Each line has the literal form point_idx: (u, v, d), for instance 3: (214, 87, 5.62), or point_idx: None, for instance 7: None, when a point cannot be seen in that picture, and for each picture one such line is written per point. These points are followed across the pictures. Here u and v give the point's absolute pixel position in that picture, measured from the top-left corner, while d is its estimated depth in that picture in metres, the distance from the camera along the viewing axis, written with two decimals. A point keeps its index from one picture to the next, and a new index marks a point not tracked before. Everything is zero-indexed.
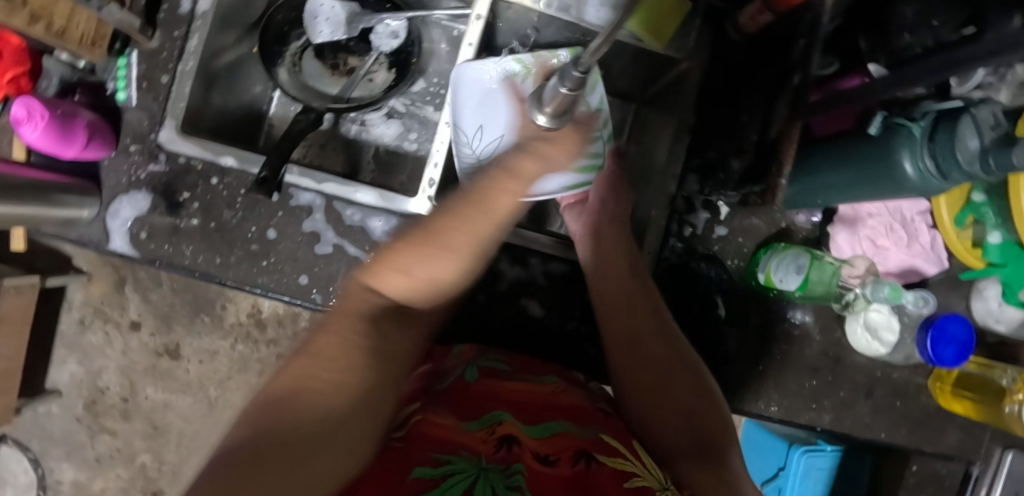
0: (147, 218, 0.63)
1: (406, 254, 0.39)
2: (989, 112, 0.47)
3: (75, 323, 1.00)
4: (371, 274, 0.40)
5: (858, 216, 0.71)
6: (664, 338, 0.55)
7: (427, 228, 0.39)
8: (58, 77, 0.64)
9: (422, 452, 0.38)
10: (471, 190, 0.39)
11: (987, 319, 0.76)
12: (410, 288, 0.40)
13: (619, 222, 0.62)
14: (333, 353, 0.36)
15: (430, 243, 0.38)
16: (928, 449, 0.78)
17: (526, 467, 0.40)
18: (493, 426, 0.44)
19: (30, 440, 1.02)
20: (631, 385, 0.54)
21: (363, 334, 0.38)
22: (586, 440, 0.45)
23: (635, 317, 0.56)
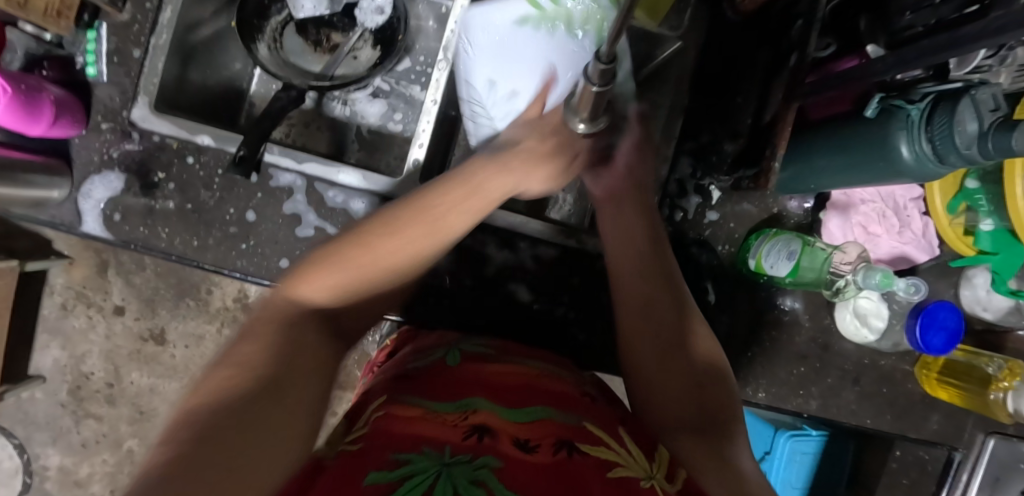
0: (121, 199, 0.60)
1: (336, 265, 0.41)
2: (989, 94, 0.45)
3: (58, 308, 0.98)
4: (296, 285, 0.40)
5: (851, 202, 0.71)
6: (678, 306, 0.52)
7: (358, 236, 0.42)
8: (22, 51, 0.61)
9: (379, 452, 0.38)
10: (414, 202, 0.44)
11: (975, 306, 0.75)
12: (336, 294, 0.41)
13: (645, 192, 0.54)
14: (258, 357, 0.36)
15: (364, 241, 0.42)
16: (912, 435, 0.78)
17: (504, 459, 0.39)
18: (467, 414, 0.43)
19: (14, 426, 1.00)
20: (637, 350, 0.52)
21: (287, 338, 0.38)
22: (567, 427, 0.44)
23: (645, 279, 0.52)
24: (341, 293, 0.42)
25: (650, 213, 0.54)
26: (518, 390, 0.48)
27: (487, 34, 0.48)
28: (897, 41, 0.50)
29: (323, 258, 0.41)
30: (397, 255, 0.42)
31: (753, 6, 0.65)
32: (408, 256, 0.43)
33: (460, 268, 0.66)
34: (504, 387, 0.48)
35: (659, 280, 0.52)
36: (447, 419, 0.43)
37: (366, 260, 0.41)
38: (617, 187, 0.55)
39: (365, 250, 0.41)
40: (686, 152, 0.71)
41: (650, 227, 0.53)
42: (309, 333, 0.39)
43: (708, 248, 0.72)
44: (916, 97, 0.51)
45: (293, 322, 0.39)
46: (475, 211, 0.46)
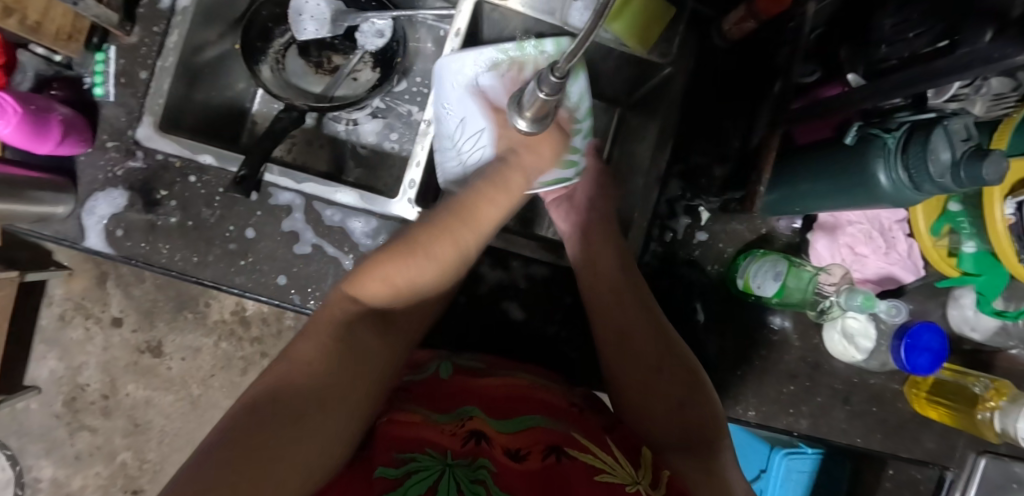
0: (123, 216, 0.62)
1: (389, 265, 0.47)
2: (962, 124, 0.48)
3: (56, 319, 0.99)
4: (353, 282, 0.47)
5: (839, 223, 0.72)
6: (653, 331, 0.56)
7: (410, 241, 0.48)
8: (33, 72, 0.63)
9: (386, 452, 0.41)
10: (458, 207, 0.51)
11: (962, 325, 0.77)
12: (389, 291, 0.47)
13: (608, 224, 0.63)
14: (308, 356, 0.41)
15: (410, 251, 0.47)
16: (903, 454, 0.78)
17: (497, 464, 0.42)
18: (463, 420, 0.46)
19: (7, 437, 1.01)
20: (621, 377, 0.55)
21: (344, 337, 0.44)
22: (556, 434, 0.46)
23: (627, 310, 0.57)
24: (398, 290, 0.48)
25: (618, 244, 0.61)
26: (506, 399, 0.50)
27: (458, 77, 0.59)
28: (876, 72, 0.51)
29: (380, 262, 0.47)
30: (434, 262, 0.48)
31: (740, 35, 0.68)
32: (456, 255, 0.49)
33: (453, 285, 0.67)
34: (493, 396, 0.50)
35: (638, 312, 0.57)
36: (445, 427, 0.45)
37: (412, 271, 0.47)
38: (587, 221, 0.63)
39: (418, 257, 0.48)
40: (676, 173, 0.74)
41: (623, 262, 0.60)
42: (358, 330, 0.45)
43: (697, 268, 0.74)
44: (892, 126, 0.53)
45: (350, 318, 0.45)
46: (510, 207, 0.54)
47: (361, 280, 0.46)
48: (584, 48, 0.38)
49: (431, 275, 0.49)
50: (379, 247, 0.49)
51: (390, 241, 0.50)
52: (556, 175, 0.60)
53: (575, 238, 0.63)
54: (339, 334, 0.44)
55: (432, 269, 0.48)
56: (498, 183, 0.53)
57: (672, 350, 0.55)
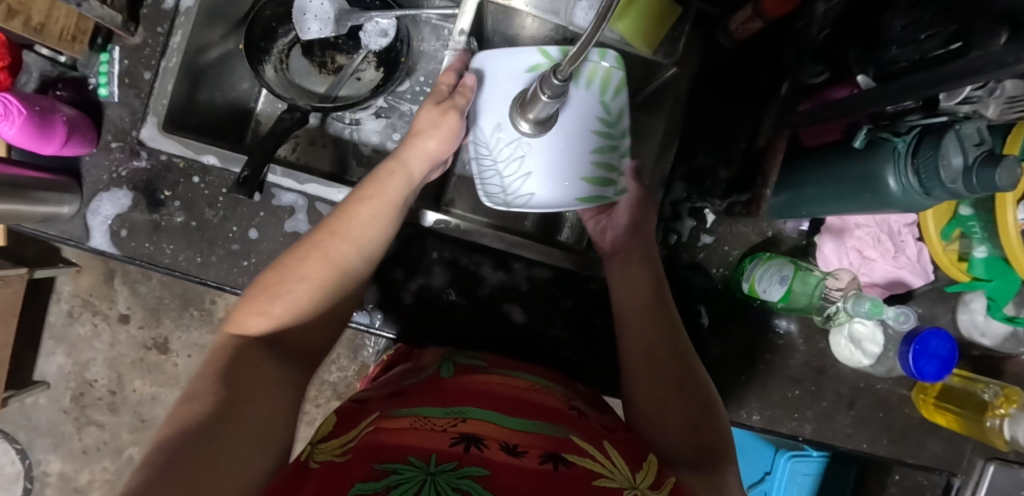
0: (128, 216, 0.62)
1: (259, 299, 0.48)
2: (975, 128, 0.46)
3: (64, 315, 1.00)
4: (236, 322, 0.47)
5: (846, 226, 0.71)
6: (675, 353, 0.57)
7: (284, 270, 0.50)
8: (38, 73, 0.63)
9: (363, 464, 0.39)
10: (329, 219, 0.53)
11: (972, 331, 0.76)
12: (273, 319, 0.48)
13: (648, 252, 0.63)
14: (208, 388, 0.40)
15: (288, 275, 0.50)
16: (910, 461, 0.77)
17: (490, 467, 0.40)
18: (456, 421, 0.45)
19: (17, 431, 1.02)
20: (643, 392, 0.56)
21: (237, 362, 0.43)
22: (553, 439, 0.44)
23: (649, 330, 0.58)
24: (281, 320, 0.48)
25: (649, 266, 0.62)
26: (503, 402, 0.49)
27: (501, 81, 0.60)
28: (886, 74, 0.50)
29: (256, 299, 0.48)
30: (305, 285, 0.50)
31: (747, 34, 0.66)
32: (325, 272, 0.51)
33: (455, 287, 0.67)
34: (492, 396, 0.50)
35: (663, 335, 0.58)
36: (436, 424, 0.44)
37: (291, 295, 0.49)
38: (625, 241, 0.64)
39: (291, 279, 0.50)
40: (680, 176, 0.72)
41: (653, 281, 0.61)
42: (255, 356, 0.44)
43: (701, 271, 0.73)
44: (902, 129, 0.52)
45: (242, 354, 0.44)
46: (397, 209, 0.56)
47: (243, 317, 0.47)
48: (586, 50, 0.38)
49: (311, 295, 0.50)
50: (257, 285, 0.50)
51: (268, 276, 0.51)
52: (594, 191, 0.62)
53: (616, 258, 0.64)
54: (241, 362, 0.43)
55: (311, 281, 0.50)
56: (375, 186, 0.55)
57: (693, 372, 0.56)
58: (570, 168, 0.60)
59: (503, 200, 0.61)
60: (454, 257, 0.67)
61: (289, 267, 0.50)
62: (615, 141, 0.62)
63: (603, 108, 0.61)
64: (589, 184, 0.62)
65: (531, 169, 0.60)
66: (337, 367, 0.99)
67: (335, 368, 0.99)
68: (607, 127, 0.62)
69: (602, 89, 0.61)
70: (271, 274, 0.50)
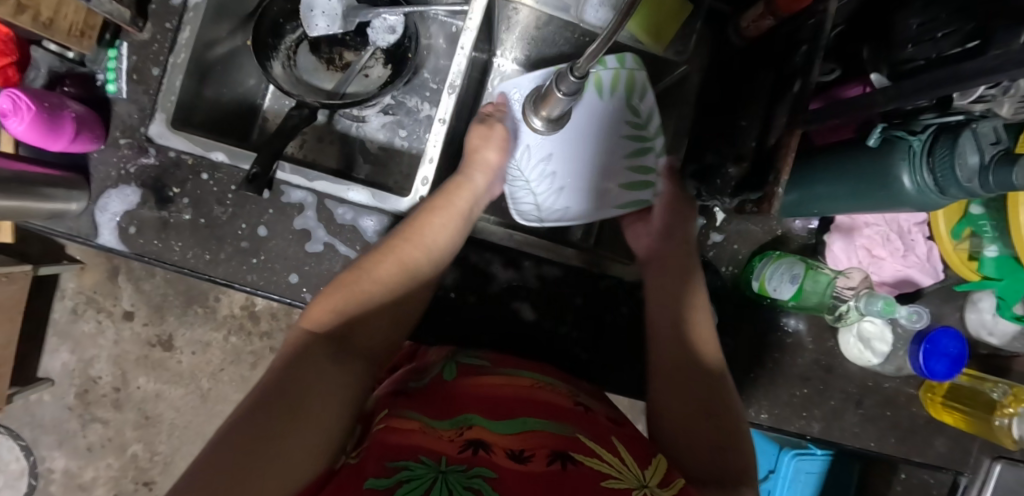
0: (136, 213, 0.62)
1: (334, 295, 0.53)
2: (991, 127, 0.47)
3: (68, 312, 0.99)
4: (311, 314, 0.51)
5: (855, 225, 0.71)
6: (704, 370, 0.58)
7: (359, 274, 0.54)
8: (46, 68, 0.63)
9: (376, 461, 0.39)
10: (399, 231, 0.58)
11: (980, 330, 0.75)
12: (345, 314, 0.52)
13: (683, 258, 0.65)
14: (284, 374, 0.44)
15: (363, 276, 0.54)
16: (918, 460, 0.77)
17: (497, 469, 0.40)
18: (462, 429, 0.45)
19: (21, 428, 1.02)
20: (668, 407, 0.57)
21: (315, 349, 0.47)
22: (559, 439, 0.44)
23: (679, 344, 0.60)
24: (353, 318, 0.52)
25: (688, 278, 0.64)
26: (509, 402, 0.49)
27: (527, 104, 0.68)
28: (901, 73, 0.50)
29: (332, 296, 0.53)
30: (379, 288, 0.55)
31: (757, 33, 0.67)
32: (394, 278, 0.56)
33: (464, 285, 0.67)
34: (494, 398, 0.49)
35: (691, 348, 0.59)
36: (444, 434, 0.44)
37: (366, 293, 0.54)
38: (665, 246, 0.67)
39: (364, 282, 0.54)
40: (689, 174, 0.72)
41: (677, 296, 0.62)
42: (329, 349, 0.48)
43: (710, 269, 0.73)
44: (917, 128, 0.51)
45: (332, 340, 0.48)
46: (457, 225, 0.60)
47: (318, 310, 0.51)
48: (604, 47, 0.38)
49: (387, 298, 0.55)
50: (333, 284, 0.54)
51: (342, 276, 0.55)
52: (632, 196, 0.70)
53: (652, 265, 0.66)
54: (315, 350, 0.47)
55: (382, 286, 0.55)
56: (438, 204, 0.59)
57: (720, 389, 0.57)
58: (602, 178, 0.69)
59: (538, 216, 0.70)
60: (464, 255, 0.67)
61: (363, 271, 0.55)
62: (647, 143, 0.70)
63: (632, 112, 0.69)
64: (625, 188, 0.70)
65: (563, 183, 0.69)
66: None
67: None
68: (636, 131, 0.70)
69: (625, 93, 0.68)
70: (346, 275, 0.54)
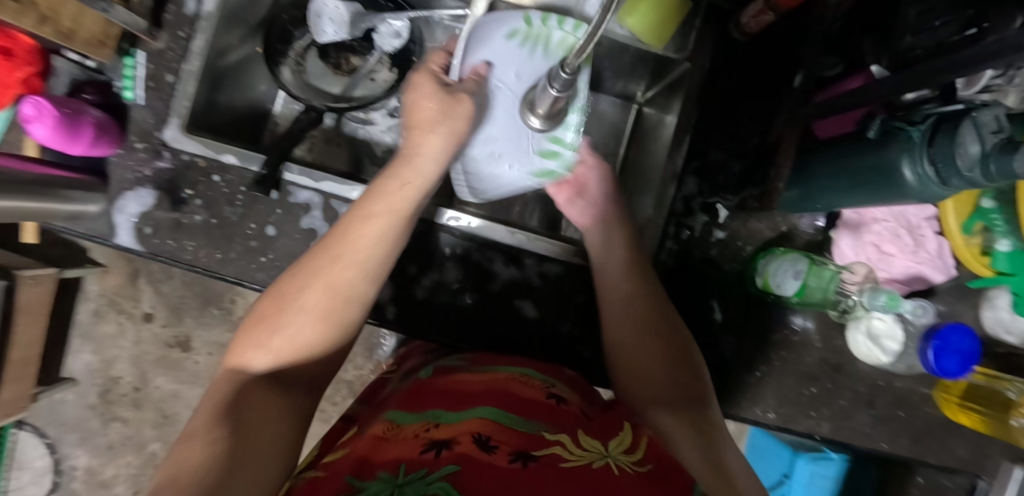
0: (152, 214, 0.64)
1: (256, 328, 0.48)
2: (993, 116, 0.45)
3: (90, 314, 1.03)
4: (238, 352, 0.48)
5: (864, 221, 0.71)
6: (657, 323, 0.59)
7: (278, 298, 0.48)
8: (68, 77, 0.67)
9: (338, 479, 0.40)
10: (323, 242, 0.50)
11: (996, 328, 0.73)
12: (270, 347, 0.47)
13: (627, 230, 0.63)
14: (203, 428, 0.40)
15: (284, 302, 0.48)
16: (933, 462, 0.76)
17: (462, 463, 0.41)
18: (429, 427, 0.45)
19: (45, 426, 1.05)
20: (627, 359, 0.59)
21: (238, 394, 0.44)
22: (523, 438, 0.45)
23: (630, 303, 0.60)
24: (280, 349, 0.48)
25: (631, 241, 0.63)
26: (484, 395, 0.50)
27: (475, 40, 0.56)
28: (902, 63, 0.49)
29: (255, 329, 0.48)
30: (302, 315, 0.48)
31: (759, 28, 0.67)
32: (314, 301, 0.48)
33: (467, 282, 0.68)
34: (466, 394, 0.50)
35: (643, 308, 0.60)
36: (410, 431, 0.45)
37: (287, 323, 0.48)
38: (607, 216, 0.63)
39: (284, 308, 0.48)
40: (693, 170, 0.72)
41: (635, 259, 0.62)
42: (255, 390, 0.45)
43: (714, 266, 0.72)
44: (918, 118, 0.51)
45: (261, 381, 0.45)
46: (394, 226, 0.50)
47: (243, 347, 0.47)
48: (593, 43, 0.38)
49: (324, 329, 0.49)
50: (255, 312, 0.49)
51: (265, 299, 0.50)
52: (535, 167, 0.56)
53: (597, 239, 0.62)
54: (247, 395, 0.44)
55: (300, 311, 0.48)
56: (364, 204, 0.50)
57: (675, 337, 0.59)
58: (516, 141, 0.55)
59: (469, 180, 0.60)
60: (466, 253, 0.68)
61: (284, 293, 0.49)
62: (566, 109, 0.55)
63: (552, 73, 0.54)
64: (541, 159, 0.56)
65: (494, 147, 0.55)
66: (352, 366, 1.00)
67: (351, 367, 1.01)
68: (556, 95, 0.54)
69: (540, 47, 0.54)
70: (269, 301, 0.49)
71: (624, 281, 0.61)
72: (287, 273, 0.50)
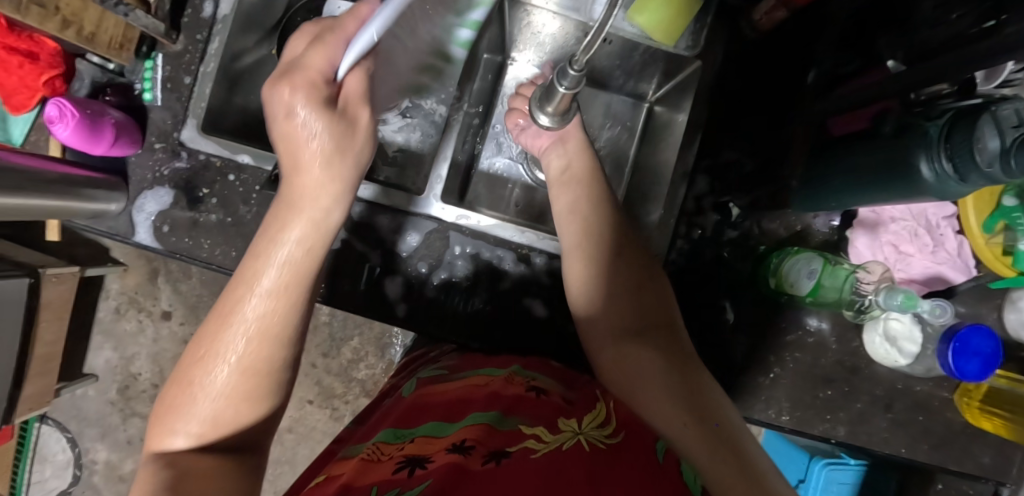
0: (169, 212, 0.66)
1: (168, 414, 0.42)
2: (1012, 110, 0.44)
3: (112, 311, 1.06)
4: (157, 442, 0.42)
5: (881, 220, 0.69)
6: (621, 261, 0.58)
7: (184, 376, 0.43)
8: (90, 79, 0.68)
9: None
10: (224, 307, 0.44)
11: (1020, 331, 0.70)
12: (189, 428, 0.42)
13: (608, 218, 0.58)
14: None
15: (191, 381, 0.43)
16: (954, 468, 0.74)
17: (425, 477, 0.39)
18: (404, 443, 0.45)
19: (68, 421, 1.08)
20: (587, 299, 0.58)
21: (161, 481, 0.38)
22: (502, 436, 0.44)
23: (594, 240, 0.58)
24: (200, 429, 0.42)
25: (594, 187, 0.59)
26: (472, 401, 0.50)
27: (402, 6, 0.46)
28: (919, 55, 0.49)
29: (166, 417, 0.42)
30: (215, 390, 0.42)
31: (771, 24, 0.66)
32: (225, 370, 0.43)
33: (476, 281, 0.68)
34: (450, 402, 0.51)
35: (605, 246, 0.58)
36: (386, 451, 0.45)
37: (200, 399, 0.42)
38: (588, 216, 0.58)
39: (193, 386, 0.42)
40: (703, 168, 0.72)
41: (596, 200, 0.59)
42: (183, 471, 0.39)
43: (726, 266, 0.72)
44: (935, 114, 0.50)
45: (184, 471, 0.39)
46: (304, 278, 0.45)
47: (159, 437, 0.42)
48: (599, 39, 0.39)
49: (243, 409, 0.44)
50: (163, 397, 0.43)
51: (170, 382, 0.44)
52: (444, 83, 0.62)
53: (582, 228, 0.58)
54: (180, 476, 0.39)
55: (211, 384, 0.42)
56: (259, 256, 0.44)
57: (646, 276, 0.58)
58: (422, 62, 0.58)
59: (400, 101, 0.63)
60: (476, 251, 0.68)
61: (190, 371, 0.43)
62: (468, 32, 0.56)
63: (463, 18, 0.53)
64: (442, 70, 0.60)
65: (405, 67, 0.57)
66: (365, 365, 1.01)
67: (363, 365, 1.01)
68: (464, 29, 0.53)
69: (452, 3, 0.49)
70: (175, 381, 0.43)
71: (580, 232, 0.58)
72: (191, 347, 0.44)
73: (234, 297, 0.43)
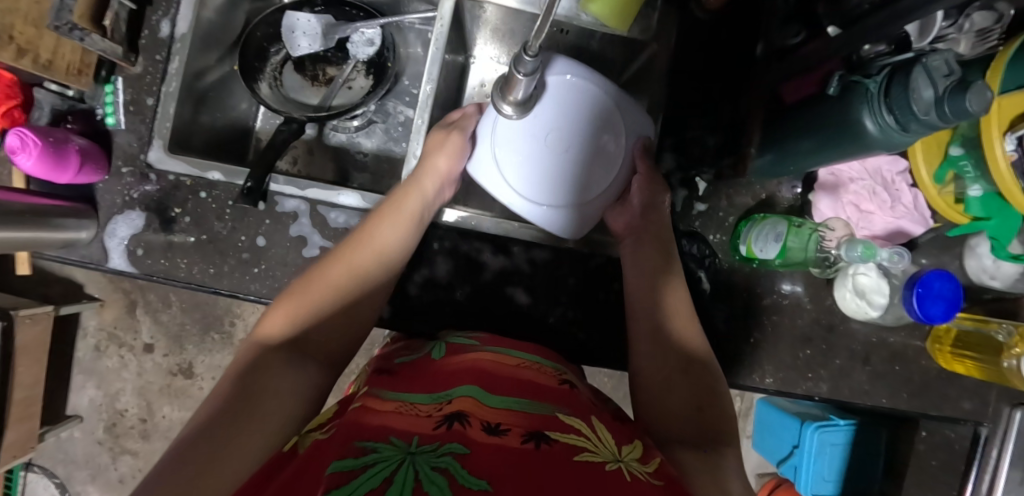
0: (142, 236, 0.65)
1: (280, 306, 0.55)
2: (942, 60, 0.46)
3: (91, 349, 1.03)
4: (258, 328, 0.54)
5: (840, 182, 0.72)
6: (680, 331, 0.60)
7: (303, 282, 0.57)
8: (49, 107, 0.67)
9: (342, 442, 0.38)
10: (355, 238, 0.60)
11: (981, 276, 0.75)
12: (288, 319, 0.54)
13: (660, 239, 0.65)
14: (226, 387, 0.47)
15: (305, 284, 0.57)
16: (934, 413, 0.77)
17: (469, 445, 0.38)
18: (442, 403, 0.45)
19: (54, 466, 1.05)
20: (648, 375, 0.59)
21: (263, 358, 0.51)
22: (531, 419, 0.44)
23: (651, 306, 0.62)
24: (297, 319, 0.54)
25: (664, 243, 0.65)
26: (502, 379, 0.50)
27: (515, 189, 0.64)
28: (852, 19, 0.51)
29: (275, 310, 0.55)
30: (326, 291, 0.56)
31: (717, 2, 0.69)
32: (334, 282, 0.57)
33: (458, 275, 0.69)
34: (477, 373, 0.51)
35: (659, 307, 0.62)
36: (422, 409, 0.44)
37: (308, 296, 0.56)
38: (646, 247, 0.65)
39: (306, 290, 0.56)
40: (670, 146, 0.74)
41: (662, 257, 0.64)
42: (275, 351, 0.51)
43: (698, 239, 0.74)
44: (873, 71, 0.52)
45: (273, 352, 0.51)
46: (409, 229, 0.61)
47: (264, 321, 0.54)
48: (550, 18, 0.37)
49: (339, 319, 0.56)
50: (281, 294, 0.57)
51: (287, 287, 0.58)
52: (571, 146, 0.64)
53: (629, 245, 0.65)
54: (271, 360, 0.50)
55: (321, 289, 0.56)
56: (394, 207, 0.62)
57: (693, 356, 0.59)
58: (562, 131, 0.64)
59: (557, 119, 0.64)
60: (456, 245, 0.69)
61: (307, 283, 0.57)
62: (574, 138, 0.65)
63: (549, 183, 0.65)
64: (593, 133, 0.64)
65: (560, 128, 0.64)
66: None
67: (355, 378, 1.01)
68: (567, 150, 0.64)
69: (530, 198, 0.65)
70: (296, 284, 0.57)
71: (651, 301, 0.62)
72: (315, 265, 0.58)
73: (366, 230, 0.60)
